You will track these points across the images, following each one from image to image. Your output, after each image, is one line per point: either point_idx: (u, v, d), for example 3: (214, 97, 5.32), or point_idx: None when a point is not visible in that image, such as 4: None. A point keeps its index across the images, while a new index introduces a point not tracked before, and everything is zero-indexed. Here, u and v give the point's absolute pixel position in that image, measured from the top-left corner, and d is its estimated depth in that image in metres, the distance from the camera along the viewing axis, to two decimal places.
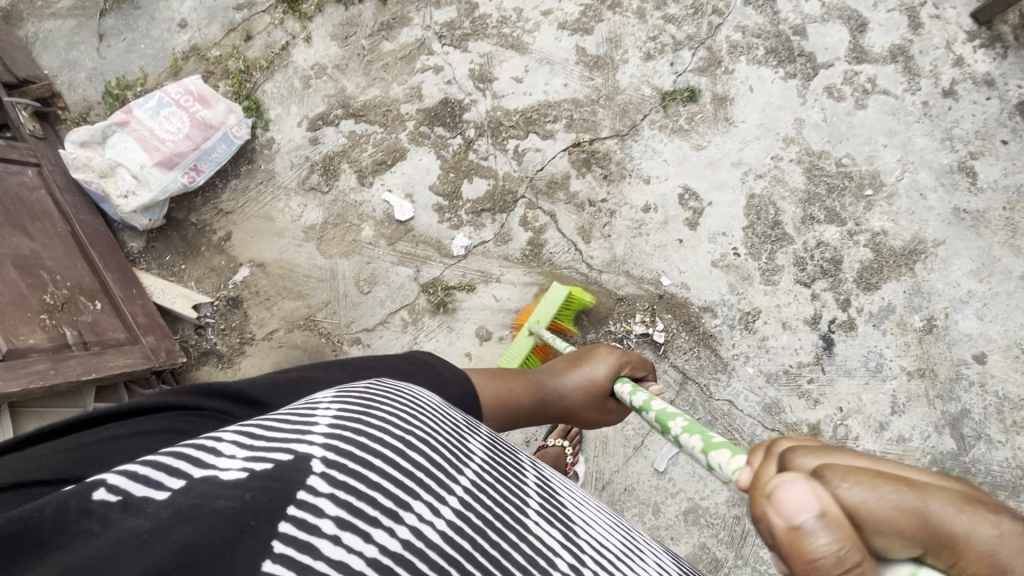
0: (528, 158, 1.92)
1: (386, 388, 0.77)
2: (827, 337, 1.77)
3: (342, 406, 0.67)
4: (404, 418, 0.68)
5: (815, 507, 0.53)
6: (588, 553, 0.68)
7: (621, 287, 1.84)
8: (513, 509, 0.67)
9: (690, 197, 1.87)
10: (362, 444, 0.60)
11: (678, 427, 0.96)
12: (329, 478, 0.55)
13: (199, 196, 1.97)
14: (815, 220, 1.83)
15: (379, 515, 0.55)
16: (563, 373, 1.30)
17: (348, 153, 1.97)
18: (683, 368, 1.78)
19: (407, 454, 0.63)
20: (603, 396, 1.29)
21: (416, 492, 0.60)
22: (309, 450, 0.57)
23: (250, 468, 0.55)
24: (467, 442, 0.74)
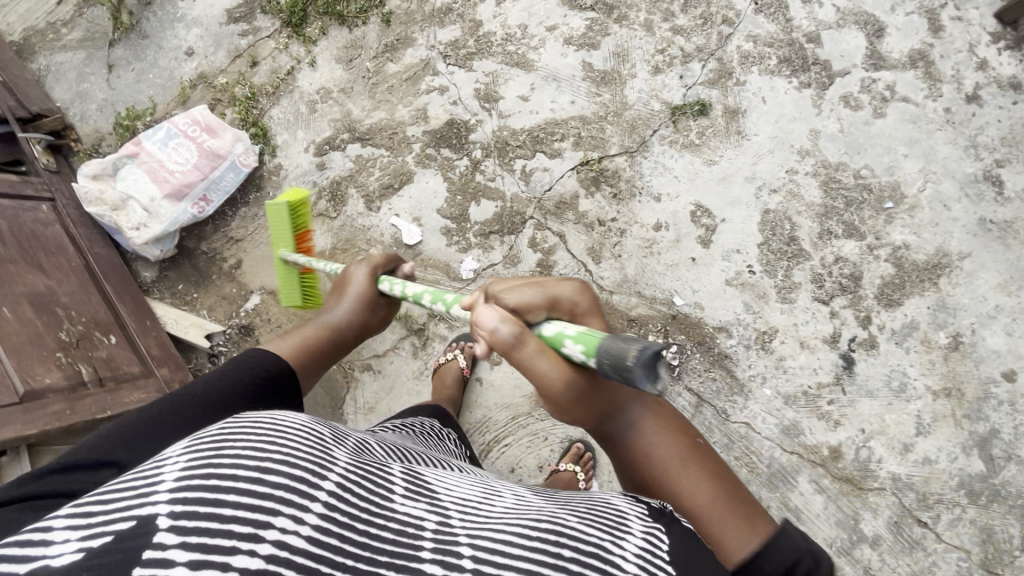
0: (535, 178, 1.90)
1: (239, 419, 0.70)
2: (848, 356, 1.72)
3: (192, 451, 0.62)
4: (263, 439, 0.64)
5: (498, 318, 0.83)
6: (456, 514, 0.67)
7: (633, 308, 1.80)
8: (385, 495, 0.65)
9: (702, 213, 1.82)
10: (211, 484, 0.57)
11: (455, 305, 1.10)
12: (177, 529, 0.52)
13: (209, 224, 1.98)
14: (834, 235, 1.78)
15: (237, 542, 0.53)
16: (333, 306, 1.26)
17: (355, 178, 1.97)
18: (699, 391, 1.74)
19: (265, 473, 0.59)
20: (374, 303, 1.28)
21: (276, 506, 0.57)
22: (153, 510, 0.54)
23: (86, 547, 0.52)
24: (336, 448, 0.70)
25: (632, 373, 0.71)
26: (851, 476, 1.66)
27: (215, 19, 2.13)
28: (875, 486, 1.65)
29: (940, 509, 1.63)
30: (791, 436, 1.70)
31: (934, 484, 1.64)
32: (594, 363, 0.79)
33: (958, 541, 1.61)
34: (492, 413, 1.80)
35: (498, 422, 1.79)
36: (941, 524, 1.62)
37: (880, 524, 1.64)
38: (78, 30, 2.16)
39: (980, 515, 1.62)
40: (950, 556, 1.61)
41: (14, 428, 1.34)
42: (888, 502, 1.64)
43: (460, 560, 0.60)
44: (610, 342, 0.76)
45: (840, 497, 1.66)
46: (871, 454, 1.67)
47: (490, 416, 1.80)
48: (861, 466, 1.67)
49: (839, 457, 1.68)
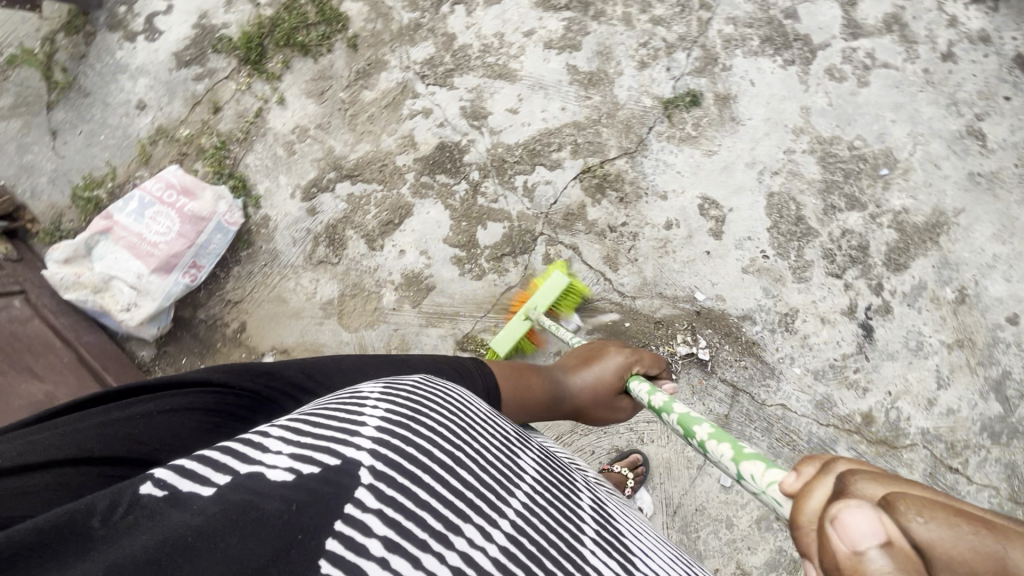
0: (539, 193, 1.85)
1: (449, 391, 0.80)
2: (866, 324, 1.78)
3: (393, 404, 0.68)
4: (451, 430, 0.71)
5: (882, 537, 0.48)
6: (611, 558, 0.71)
7: (658, 310, 1.81)
8: (563, 532, 0.69)
9: (710, 205, 1.83)
10: (411, 456, 0.63)
11: (705, 434, 0.93)
12: (377, 494, 0.58)
13: (202, 289, 1.86)
14: (837, 209, 1.82)
15: (428, 538, 0.58)
16: (574, 372, 1.39)
17: (351, 218, 1.87)
18: (733, 381, 1.78)
19: (457, 469, 0.66)
20: (613, 392, 1.37)
21: (467, 512, 0.63)
22: (358, 456, 0.60)
23: (297, 470, 0.58)
24: (518, 461, 0.76)
25: None
26: (884, 437, 1.75)
27: (163, 65, 1.96)
28: (907, 443, 1.74)
29: (968, 454, 1.73)
30: (825, 410, 1.76)
31: (960, 432, 1.74)
32: None
33: (987, 480, 1.73)
34: None
35: None
36: (970, 467, 1.73)
37: (917, 478, 1.73)
38: (7, 96, 1.94)
39: (1003, 453, 1.73)
40: (982, 495, 1.72)
41: None
42: (921, 455, 1.74)
43: None
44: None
45: (877, 459, 1.74)
46: (900, 414, 1.75)
47: None
48: (892, 426, 1.75)
49: (871, 421, 1.75)
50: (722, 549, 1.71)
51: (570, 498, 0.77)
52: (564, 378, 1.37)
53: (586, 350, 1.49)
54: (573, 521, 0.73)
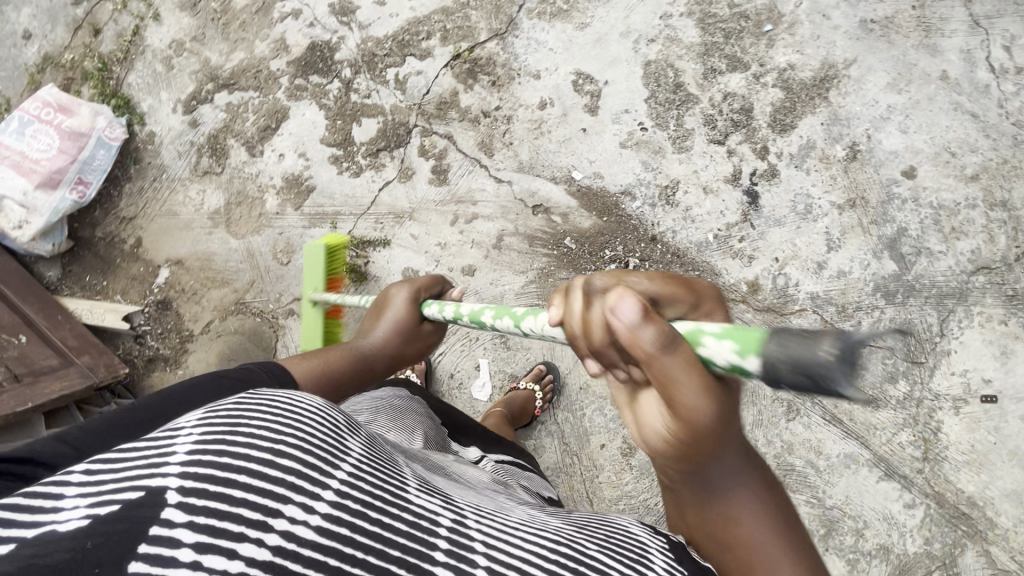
0: (411, 85, 1.83)
1: (252, 392, 0.67)
2: (751, 191, 1.72)
3: (207, 424, 0.58)
4: (275, 422, 0.60)
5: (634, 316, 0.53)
6: (472, 513, 0.64)
7: (536, 193, 1.78)
8: (396, 487, 0.62)
9: (584, 81, 1.77)
10: (223, 461, 0.53)
11: (490, 315, 1.00)
12: (185, 507, 0.49)
13: (98, 209, 1.93)
14: (718, 72, 1.73)
15: (245, 529, 0.49)
16: (369, 328, 1.18)
17: (230, 127, 1.89)
18: (613, 258, 1.74)
19: (278, 454, 0.56)
20: (414, 327, 1.18)
21: (288, 493, 0.53)
22: (164, 481, 0.51)
23: (93, 515, 0.49)
24: (347, 438, 0.65)
25: (822, 365, 0.44)
26: (771, 305, 1.70)
27: None
28: (795, 309, 1.69)
29: (861, 316, 1.67)
30: (709, 281, 1.72)
31: (851, 294, 1.68)
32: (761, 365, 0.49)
33: (880, 341, 1.67)
34: None
35: None
36: (863, 329, 1.67)
37: None
38: None
39: (898, 312, 1.66)
40: (874, 357, 1.67)
41: None
42: (810, 321, 1.69)
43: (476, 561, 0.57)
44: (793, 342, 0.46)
45: (765, 327, 1.70)
46: (787, 280, 1.70)
47: None
48: (780, 292, 1.70)
49: (758, 289, 1.70)
50: (607, 425, 1.72)
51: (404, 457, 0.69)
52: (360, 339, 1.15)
53: (376, 300, 1.26)
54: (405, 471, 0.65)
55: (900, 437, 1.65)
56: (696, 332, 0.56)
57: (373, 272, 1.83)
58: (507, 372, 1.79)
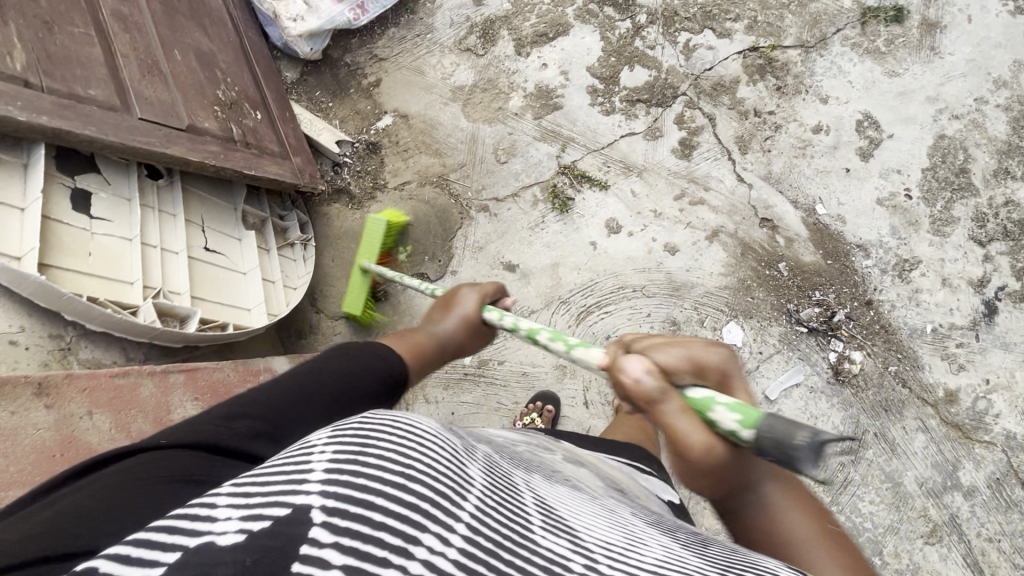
0: (697, 55, 1.80)
1: (358, 393, 0.56)
2: (991, 304, 1.61)
3: (339, 441, 0.47)
4: (406, 432, 0.49)
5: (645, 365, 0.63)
6: (605, 557, 0.50)
7: (772, 206, 1.72)
8: (525, 527, 0.49)
9: (869, 125, 1.70)
10: (362, 482, 0.42)
11: (545, 336, 0.98)
12: (334, 527, 0.38)
13: (356, 38, 1.98)
14: (1011, 175, 1.63)
15: (390, 553, 0.39)
16: (433, 321, 1.06)
17: (509, 20, 1.92)
18: (820, 301, 1.66)
19: (411, 478, 0.44)
20: (475, 334, 1.08)
21: (425, 520, 0.42)
22: (308, 501, 0.40)
23: (248, 530, 0.38)
24: (467, 453, 0.55)
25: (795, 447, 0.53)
26: (961, 423, 1.58)
27: None
28: (984, 439, 1.57)
29: None
30: (907, 370, 1.61)
31: None
32: (751, 439, 0.58)
33: None
34: (601, 279, 1.76)
35: (604, 288, 1.76)
36: None
37: (980, 477, 1.56)
38: None
39: None
40: None
41: (177, 148, 1.36)
42: (995, 458, 1.56)
43: None
44: (776, 424, 0.55)
45: (944, 440, 1.58)
46: (989, 407, 1.58)
47: (596, 281, 1.76)
48: (975, 415, 1.58)
49: (954, 401, 1.59)
50: None
51: (516, 491, 0.56)
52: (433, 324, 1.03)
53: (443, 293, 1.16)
54: (522, 507, 0.53)
55: None
56: (706, 400, 0.62)
57: (577, 207, 1.80)
58: None
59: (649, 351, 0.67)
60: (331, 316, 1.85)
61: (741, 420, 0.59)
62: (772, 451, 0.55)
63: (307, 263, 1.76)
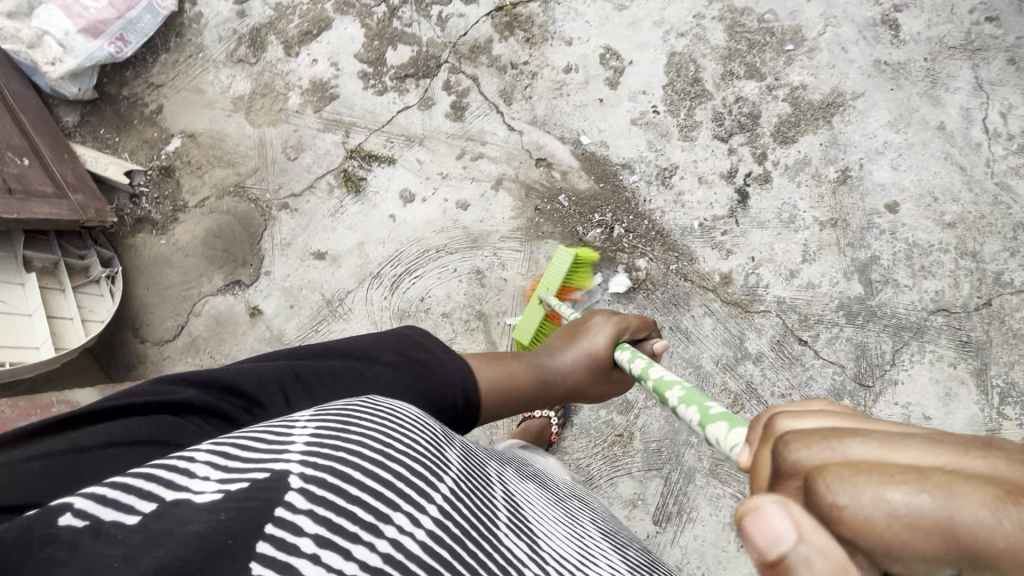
0: (451, 24, 1.93)
1: (374, 400, 0.72)
2: (743, 190, 1.79)
3: (322, 421, 0.63)
4: (385, 431, 0.63)
5: (794, 528, 0.41)
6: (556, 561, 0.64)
7: (544, 146, 1.86)
8: (486, 518, 0.63)
9: (611, 57, 1.87)
10: (339, 456, 0.57)
11: (676, 396, 0.95)
12: (307, 493, 0.51)
13: (130, 71, 2.00)
14: (735, 76, 1.83)
15: (359, 530, 0.51)
16: (559, 352, 1.23)
17: (274, 25, 1.98)
18: (600, 221, 1.81)
19: (387, 459, 0.59)
20: (602, 372, 1.22)
21: (396, 500, 0.55)
22: (287, 467, 0.54)
23: (226, 489, 0.51)
24: (444, 449, 0.69)
25: None
26: (739, 300, 1.75)
27: None
28: (761, 309, 1.75)
29: (820, 329, 1.73)
30: (685, 265, 1.78)
31: (816, 306, 1.74)
32: None
33: (833, 357, 1.72)
34: (405, 247, 1.85)
35: (410, 255, 1.85)
36: (819, 341, 1.73)
37: (764, 343, 1.73)
38: None
39: (855, 333, 1.72)
40: (825, 371, 1.72)
41: None
42: (772, 323, 1.74)
43: None
44: None
45: (728, 319, 1.75)
46: (759, 280, 1.76)
47: (402, 250, 1.85)
48: (749, 290, 1.75)
49: (729, 282, 1.76)
50: None
51: (487, 486, 0.71)
52: (553, 359, 1.21)
53: (574, 323, 1.33)
54: (490, 505, 0.67)
55: None
56: None
57: (371, 186, 1.89)
58: (475, 309, 1.81)
59: (826, 482, 0.41)
60: (158, 342, 1.88)
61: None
62: None
63: (114, 296, 1.79)
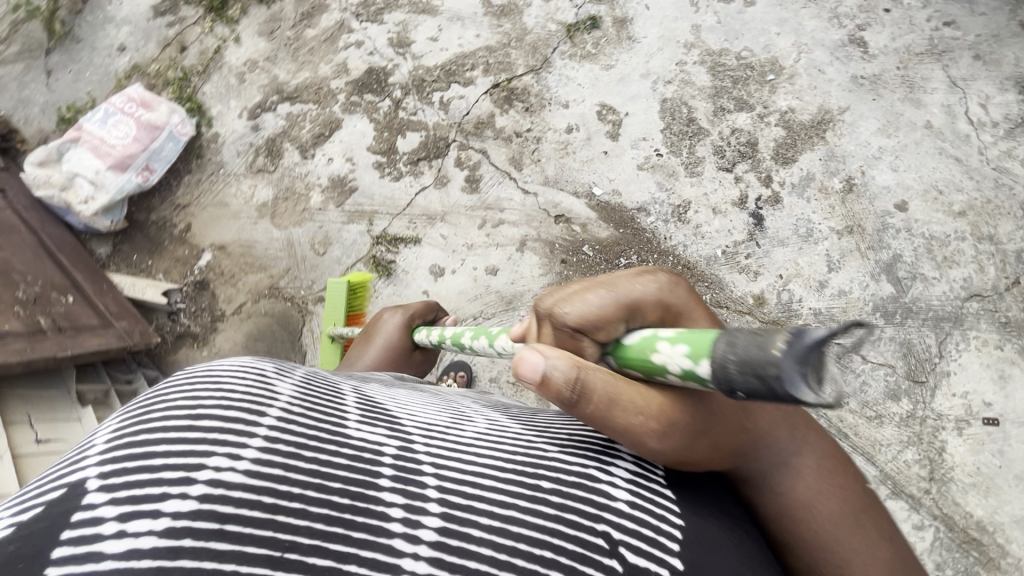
0: (453, 106, 2.06)
1: (191, 366, 0.67)
2: (757, 214, 1.87)
3: (124, 412, 0.60)
4: (189, 392, 0.59)
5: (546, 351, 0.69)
6: (420, 439, 0.66)
7: (559, 202, 1.94)
8: (333, 425, 0.62)
9: (607, 111, 1.99)
10: (142, 441, 0.54)
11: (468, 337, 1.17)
12: (106, 488, 0.51)
13: (155, 196, 2.10)
14: (726, 110, 1.95)
15: (166, 488, 0.51)
16: (360, 352, 1.45)
17: (287, 133, 2.11)
18: (628, 264, 1.87)
19: (196, 418, 0.56)
20: (404, 351, 1.48)
21: (211, 446, 0.54)
22: (84, 474, 0.53)
23: (18, 521, 0.51)
24: (277, 382, 0.65)
25: (776, 373, 0.47)
26: (776, 318, 1.79)
27: (142, 16, 2.29)
28: (799, 323, 1.78)
29: (861, 333, 1.76)
30: (717, 293, 1.82)
31: (852, 312, 1.77)
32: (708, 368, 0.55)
33: (882, 358, 1.74)
34: None
35: None
36: (864, 346, 1.75)
37: None
38: (15, 44, 2.30)
39: (897, 331, 1.75)
40: (877, 373, 1.73)
41: None
42: None
43: (422, 483, 0.60)
44: (752, 340, 0.50)
45: None
46: (792, 296, 1.80)
47: None
48: (784, 307, 1.79)
49: (763, 303, 1.80)
50: None
51: (339, 398, 0.70)
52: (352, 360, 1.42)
53: (367, 327, 1.57)
54: (340, 410, 0.66)
55: (904, 455, 1.68)
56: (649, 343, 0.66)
57: (401, 266, 1.96)
58: None
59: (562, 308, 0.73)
60: None
61: (692, 356, 0.58)
62: (752, 382, 0.50)
63: None
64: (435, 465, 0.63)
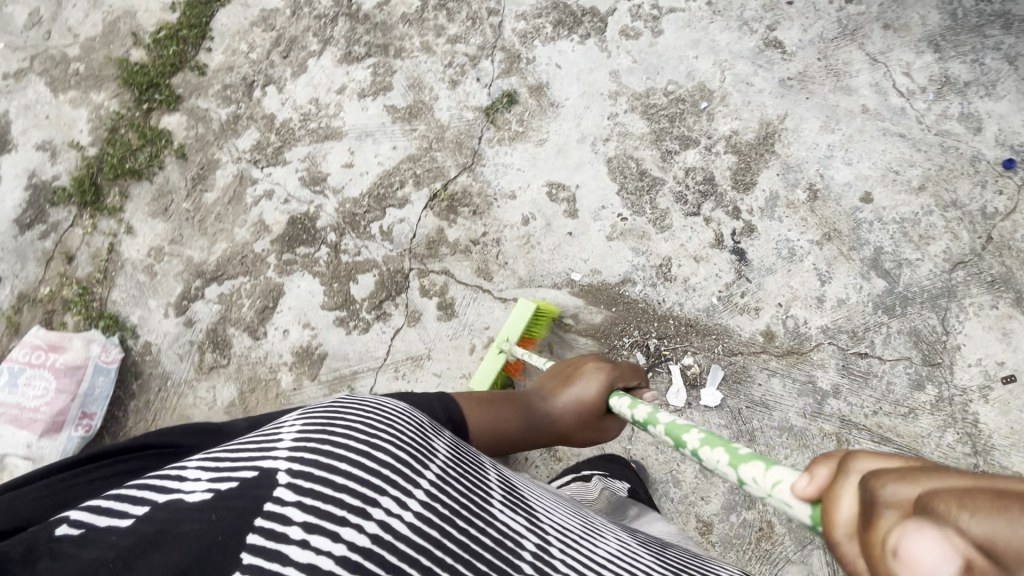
0: (397, 232, 1.89)
1: (352, 399, 0.76)
2: (737, 250, 1.83)
3: (308, 420, 0.68)
4: (368, 423, 0.67)
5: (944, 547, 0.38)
6: (557, 543, 0.69)
7: (543, 300, 1.84)
8: (478, 499, 0.68)
9: (557, 189, 1.88)
10: (325, 450, 0.61)
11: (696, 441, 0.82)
12: (294, 488, 0.56)
13: (104, 435, 1.84)
14: (673, 152, 1.88)
15: (346, 514, 0.56)
16: (553, 394, 1.25)
17: (227, 317, 1.88)
18: (633, 343, 1.80)
19: (373, 450, 0.63)
20: (597, 417, 1.22)
21: (382, 486, 0.60)
22: (274, 465, 0.59)
23: (216, 489, 0.57)
24: (432, 443, 0.73)
25: None
26: (790, 348, 1.78)
27: (6, 235, 1.97)
28: (812, 346, 1.77)
29: (871, 335, 1.77)
30: (727, 342, 1.79)
31: (856, 318, 1.78)
32: None
33: (898, 354, 1.76)
34: None
35: None
36: (878, 347, 1.77)
37: (834, 374, 1.76)
38: None
39: (902, 323, 1.77)
40: (897, 370, 1.75)
41: None
42: (829, 353, 1.77)
43: None
44: None
45: (790, 370, 1.77)
46: (797, 321, 1.79)
47: None
48: (794, 335, 1.78)
49: (773, 336, 1.78)
50: (677, 508, 1.72)
51: (481, 474, 0.75)
52: (542, 403, 1.21)
53: (568, 365, 1.34)
54: (484, 487, 0.71)
55: (945, 439, 1.72)
56: None
57: None
58: None
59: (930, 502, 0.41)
60: None
61: None
62: None
63: None
64: (566, 564, 0.66)
